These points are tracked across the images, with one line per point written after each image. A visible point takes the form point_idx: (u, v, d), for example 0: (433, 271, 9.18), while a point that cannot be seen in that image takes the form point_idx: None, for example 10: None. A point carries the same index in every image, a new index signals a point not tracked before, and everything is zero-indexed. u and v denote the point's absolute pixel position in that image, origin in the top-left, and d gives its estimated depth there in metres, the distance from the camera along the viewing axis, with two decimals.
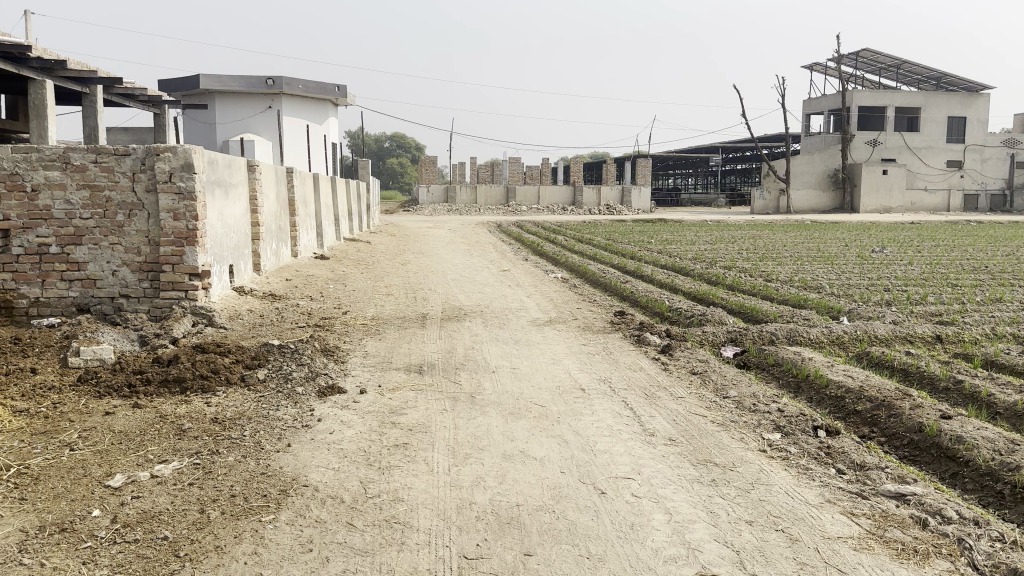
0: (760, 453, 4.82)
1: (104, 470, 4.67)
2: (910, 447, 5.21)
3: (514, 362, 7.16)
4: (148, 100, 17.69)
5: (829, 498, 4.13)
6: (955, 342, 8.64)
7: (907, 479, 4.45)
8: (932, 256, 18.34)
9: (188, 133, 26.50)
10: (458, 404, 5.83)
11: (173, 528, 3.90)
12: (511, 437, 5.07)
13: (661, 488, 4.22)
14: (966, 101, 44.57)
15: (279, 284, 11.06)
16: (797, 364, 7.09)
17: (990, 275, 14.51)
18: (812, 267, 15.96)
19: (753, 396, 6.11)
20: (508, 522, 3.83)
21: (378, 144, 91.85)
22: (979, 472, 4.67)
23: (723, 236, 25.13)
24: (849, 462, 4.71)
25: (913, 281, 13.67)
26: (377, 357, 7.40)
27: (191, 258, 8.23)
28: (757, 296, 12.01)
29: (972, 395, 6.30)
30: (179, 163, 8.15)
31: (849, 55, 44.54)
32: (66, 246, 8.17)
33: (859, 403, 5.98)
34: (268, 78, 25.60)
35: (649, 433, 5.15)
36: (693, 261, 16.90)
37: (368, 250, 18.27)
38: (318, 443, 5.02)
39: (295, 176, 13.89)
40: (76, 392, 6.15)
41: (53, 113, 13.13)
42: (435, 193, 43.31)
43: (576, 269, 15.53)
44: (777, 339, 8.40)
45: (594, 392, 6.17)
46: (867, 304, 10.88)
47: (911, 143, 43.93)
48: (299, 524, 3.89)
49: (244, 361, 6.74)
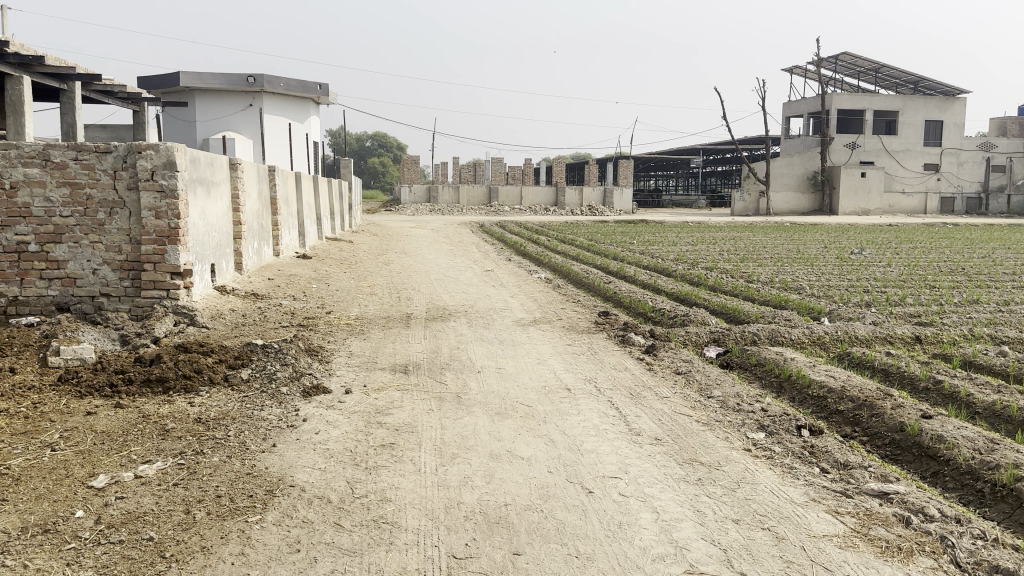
0: (745, 452, 4.86)
1: (87, 470, 4.62)
2: (891, 447, 5.27)
3: (499, 362, 7.17)
4: (128, 97, 17.50)
5: (814, 496, 4.17)
6: (934, 343, 8.75)
7: (890, 478, 4.51)
8: (909, 258, 18.55)
9: (167, 131, 26.25)
10: (443, 404, 5.83)
11: (158, 528, 3.87)
12: (498, 437, 5.07)
13: (648, 487, 4.24)
14: (943, 105, 45.19)
15: (261, 283, 10.98)
16: (779, 364, 7.15)
17: (967, 277, 14.70)
18: (792, 268, 16.09)
19: (737, 396, 6.16)
20: (497, 522, 3.83)
21: (359, 143, 91.46)
22: (960, 471, 4.73)
23: (704, 237, 25.26)
24: (832, 461, 4.76)
25: (892, 283, 13.81)
26: (362, 357, 7.38)
27: (173, 257, 8.17)
28: (739, 296, 12.10)
29: (952, 396, 6.38)
30: (161, 161, 8.09)
31: (829, 58, 44.91)
32: (45, 244, 8.07)
33: (841, 403, 6.03)
34: (249, 76, 25.51)
35: (635, 432, 5.17)
36: (675, 262, 16.97)
37: (351, 250, 18.19)
38: (304, 444, 5.00)
39: (276, 175, 13.82)
40: (56, 391, 6.08)
41: (31, 110, 12.97)
42: (417, 193, 43.21)
43: (559, 269, 15.59)
44: (759, 340, 8.46)
45: (580, 392, 6.19)
46: (847, 306, 10.99)
47: (890, 146, 44.42)
48: (286, 524, 3.87)
49: (227, 361, 6.70)
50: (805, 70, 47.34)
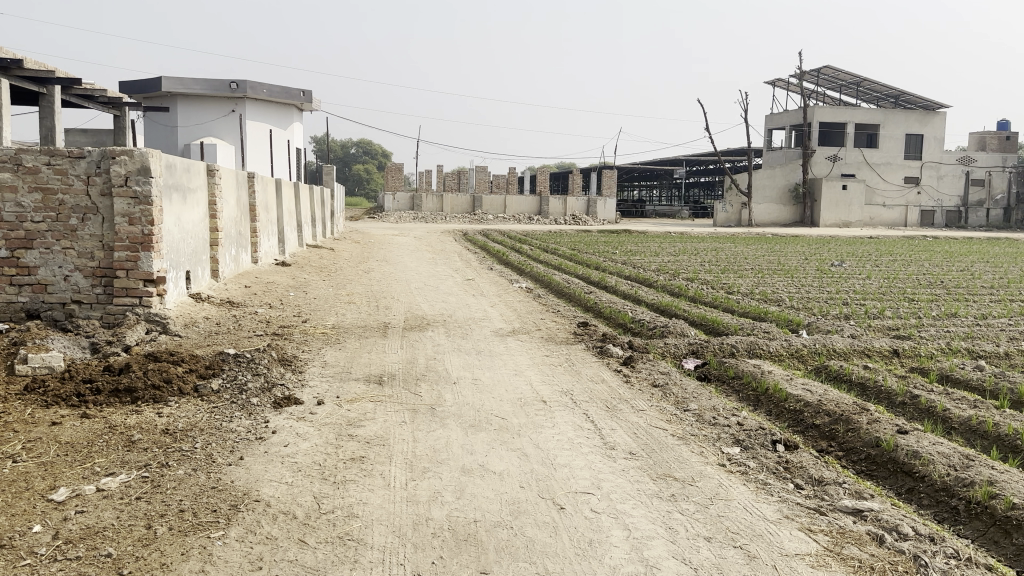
0: (719, 467, 4.81)
1: (48, 483, 4.50)
2: (867, 462, 5.25)
3: (476, 374, 7.09)
4: (107, 102, 17.33)
5: (787, 513, 4.13)
6: (912, 357, 8.75)
7: (865, 495, 4.47)
8: (889, 270, 18.67)
9: (149, 135, 26.02)
10: (417, 416, 5.75)
11: (117, 544, 3.76)
12: (470, 450, 5.01)
13: (620, 503, 4.17)
14: (922, 119, 45.56)
15: (237, 291, 10.85)
16: (756, 377, 7.12)
17: (946, 290, 14.85)
18: (772, 280, 16.14)
19: (713, 409, 6.11)
20: (466, 539, 3.76)
21: (344, 150, 91.08)
22: (934, 487, 4.71)
23: (688, 248, 25.25)
24: (807, 477, 4.72)
25: (872, 295, 13.88)
26: (336, 367, 7.29)
27: (146, 264, 8.03)
28: (718, 308, 12.09)
29: (928, 411, 6.35)
30: (135, 167, 7.96)
31: (811, 71, 45.26)
32: (16, 250, 7.95)
33: (817, 417, 6.01)
34: (231, 82, 25.24)
35: (610, 446, 5.11)
36: (657, 272, 16.95)
37: (331, 257, 18.06)
38: (272, 457, 4.91)
39: (256, 181, 13.69)
40: (22, 400, 5.95)
41: (9, 113, 12.82)
42: (401, 201, 43.15)
43: (540, 279, 15.56)
44: (737, 351, 8.44)
45: (556, 404, 6.12)
46: (826, 318, 11.02)
47: (871, 159, 44.77)
48: (249, 541, 3.78)
49: (198, 370, 6.58)
50: (787, 82, 47.71)
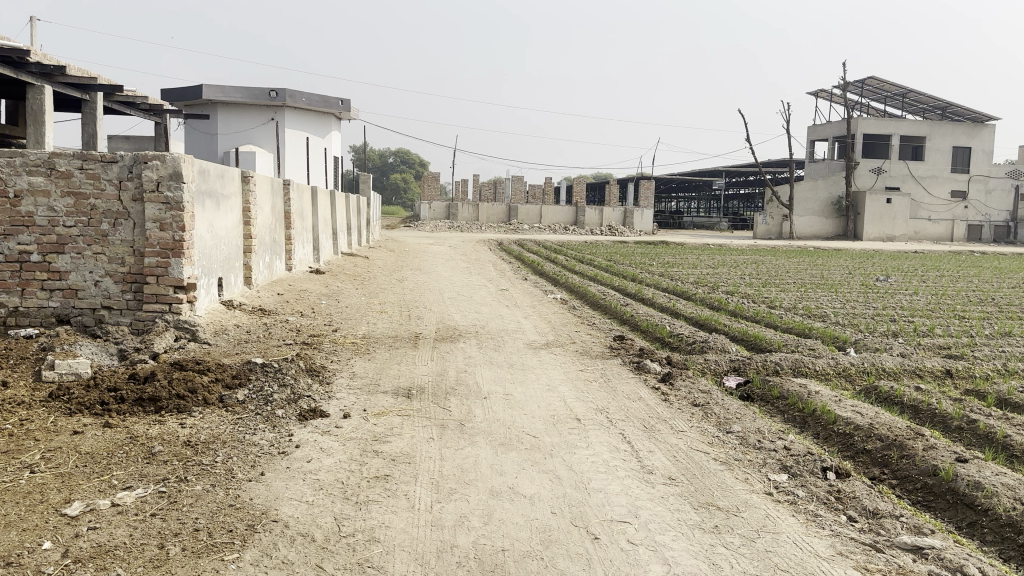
0: (766, 496, 4.50)
1: (63, 496, 4.35)
2: (923, 491, 4.89)
3: (507, 389, 6.83)
4: (149, 109, 17.44)
5: (841, 550, 3.81)
6: (966, 378, 8.30)
7: (925, 531, 4.13)
8: (936, 286, 18.09)
9: (189, 142, 26.23)
10: (445, 432, 5.53)
11: (127, 565, 3.57)
12: (500, 471, 4.77)
13: (660, 535, 3.90)
14: (971, 131, 44.67)
15: (270, 298, 10.73)
16: (803, 398, 6.76)
17: (998, 308, 14.27)
18: (815, 294, 15.68)
19: (758, 432, 5.78)
20: (492, 570, 3.51)
21: (382, 160, 91.97)
22: (999, 522, 4.34)
23: (727, 260, 24.73)
24: (861, 508, 4.39)
25: (920, 312, 13.38)
26: (364, 378, 7.09)
27: (177, 270, 7.94)
28: (760, 323, 11.71)
29: (988, 437, 5.95)
30: (167, 172, 7.89)
31: (855, 83, 44.41)
32: (48, 254, 7.88)
33: (869, 442, 5.66)
34: (271, 90, 25.47)
35: (647, 470, 4.83)
36: (696, 285, 16.54)
37: (365, 266, 17.91)
38: (293, 472, 4.72)
39: (291, 189, 13.64)
40: (46, 408, 5.84)
41: (51, 121, 12.89)
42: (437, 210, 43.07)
43: (576, 290, 15.26)
44: (781, 369, 8.10)
45: (590, 423, 5.85)
46: (874, 335, 10.59)
47: (916, 172, 43.69)
48: (264, 565, 3.56)
49: (224, 380, 6.44)
50: (831, 93, 46.86)
